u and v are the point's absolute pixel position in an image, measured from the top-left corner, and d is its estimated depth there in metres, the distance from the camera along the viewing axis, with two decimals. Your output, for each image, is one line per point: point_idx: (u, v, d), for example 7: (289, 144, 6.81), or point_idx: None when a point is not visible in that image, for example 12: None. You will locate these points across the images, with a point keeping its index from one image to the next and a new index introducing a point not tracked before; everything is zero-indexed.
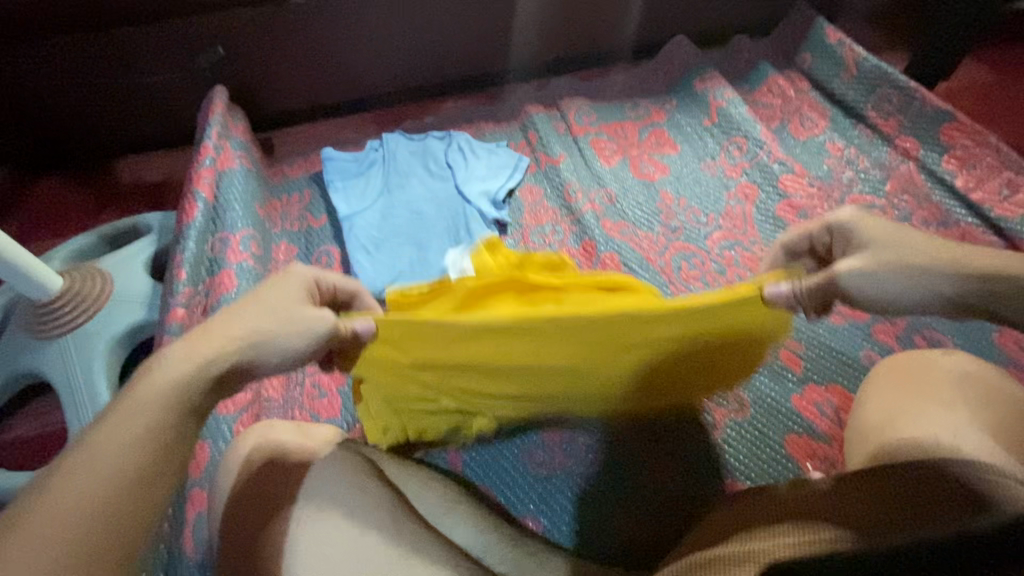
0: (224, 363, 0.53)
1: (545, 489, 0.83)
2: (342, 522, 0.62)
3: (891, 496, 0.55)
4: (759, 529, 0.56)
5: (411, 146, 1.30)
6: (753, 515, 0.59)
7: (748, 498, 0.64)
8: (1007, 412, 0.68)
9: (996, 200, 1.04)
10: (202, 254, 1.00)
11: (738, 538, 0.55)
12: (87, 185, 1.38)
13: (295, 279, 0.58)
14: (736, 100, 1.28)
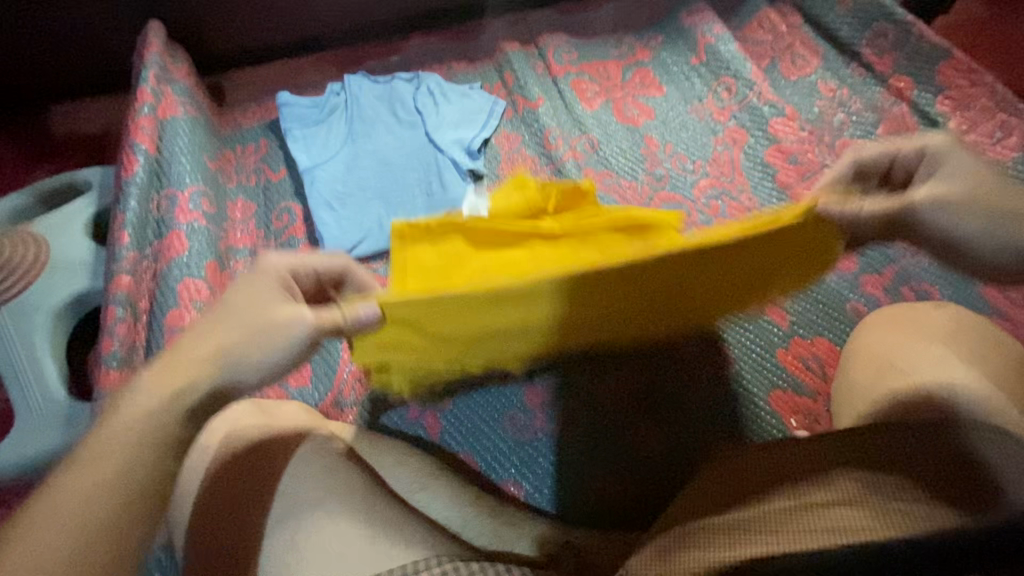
0: (201, 386, 0.57)
1: (527, 457, 0.80)
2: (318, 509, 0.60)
3: (888, 465, 0.53)
4: (762, 496, 0.55)
5: (376, 89, 1.19)
6: (751, 477, 0.58)
7: (744, 457, 0.63)
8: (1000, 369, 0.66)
9: (988, 143, 0.98)
10: (146, 215, 0.90)
11: (737, 504, 0.55)
12: (17, 139, 1.25)
13: (268, 274, 0.63)
14: (726, 36, 1.19)
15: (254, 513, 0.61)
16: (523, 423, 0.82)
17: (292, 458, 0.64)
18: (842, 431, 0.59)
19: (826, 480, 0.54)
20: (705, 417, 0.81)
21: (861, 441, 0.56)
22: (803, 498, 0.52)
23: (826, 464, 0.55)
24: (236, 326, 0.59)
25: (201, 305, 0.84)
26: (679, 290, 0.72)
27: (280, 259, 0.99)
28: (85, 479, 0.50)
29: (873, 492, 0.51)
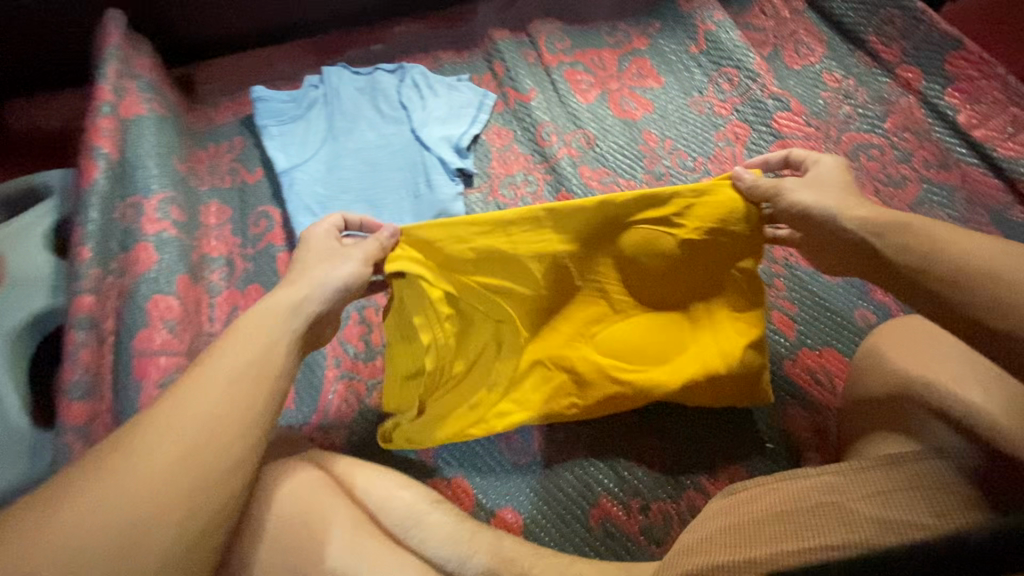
0: (239, 342, 0.60)
1: (520, 479, 0.74)
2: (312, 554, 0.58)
3: (894, 502, 0.53)
4: (772, 533, 0.53)
5: (357, 82, 1.12)
6: (757, 512, 0.57)
7: (746, 489, 0.61)
8: None
9: (999, 139, 0.93)
10: (110, 225, 0.83)
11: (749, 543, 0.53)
12: None
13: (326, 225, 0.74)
14: (727, 24, 1.13)
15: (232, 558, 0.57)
16: (519, 445, 0.77)
17: (267, 497, 0.60)
18: (844, 465, 0.58)
19: (835, 516, 0.53)
20: (712, 434, 0.76)
21: (865, 478, 0.56)
22: (821, 531, 0.52)
23: (833, 503, 0.54)
24: (292, 289, 0.65)
25: (173, 324, 0.79)
26: (673, 273, 0.73)
27: (259, 270, 0.94)
28: (140, 465, 0.49)
29: (887, 523, 0.50)
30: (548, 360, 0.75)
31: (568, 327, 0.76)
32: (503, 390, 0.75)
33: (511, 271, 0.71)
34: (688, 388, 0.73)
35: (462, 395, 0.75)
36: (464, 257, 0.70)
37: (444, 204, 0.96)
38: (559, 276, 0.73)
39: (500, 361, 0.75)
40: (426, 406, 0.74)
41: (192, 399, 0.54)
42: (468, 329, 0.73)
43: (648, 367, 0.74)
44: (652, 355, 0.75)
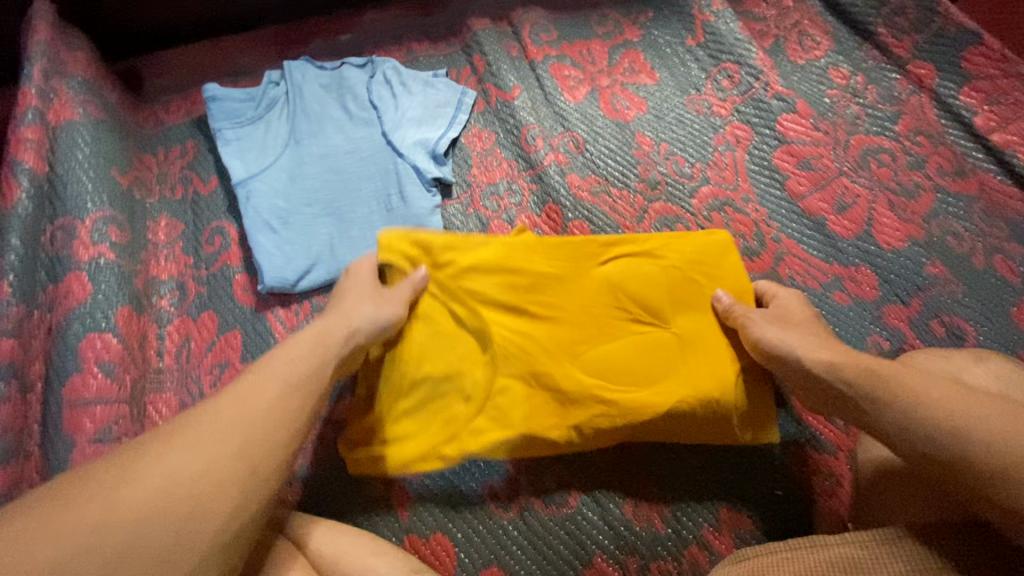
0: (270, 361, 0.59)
1: (506, 535, 0.67)
2: None
3: None
4: None
5: (321, 78, 1.01)
6: None
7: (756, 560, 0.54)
8: None
9: (1020, 144, 0.86)
10: (36, 252, 0.73)
11: None
12: None
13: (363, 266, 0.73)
14: (727, 13, 1.04)
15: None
16: (503, 496, 0.69)
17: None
18: (871, 536, 0.52)
19: None
20: (719, 479, 0.68)
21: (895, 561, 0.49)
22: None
23: None
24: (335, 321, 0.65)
25: (111, 366, 0.70)
26: (654, 290, 0.71)
27: (213, 295, 0.84)
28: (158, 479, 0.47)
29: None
30: (528, 375, 0.68)
31: (551, 342, 0.69)
32: (476, 404, 0.68)
33: (497, 279, 0.72)
34: (676, 419, 0.66)
35: (428, 408, 0.70)
36: (455, 266, 0.73)
37: (419, 219, 0.88)
38: (542, 284, 0.72)
39: (473, 374, 0.69)
40: (388, 420, 0.69)
41: (219, 430, 0.51)
42: (442, 335, 0.71)
43: (636, 389, 0.67)
44: (640, 376, 0.68)
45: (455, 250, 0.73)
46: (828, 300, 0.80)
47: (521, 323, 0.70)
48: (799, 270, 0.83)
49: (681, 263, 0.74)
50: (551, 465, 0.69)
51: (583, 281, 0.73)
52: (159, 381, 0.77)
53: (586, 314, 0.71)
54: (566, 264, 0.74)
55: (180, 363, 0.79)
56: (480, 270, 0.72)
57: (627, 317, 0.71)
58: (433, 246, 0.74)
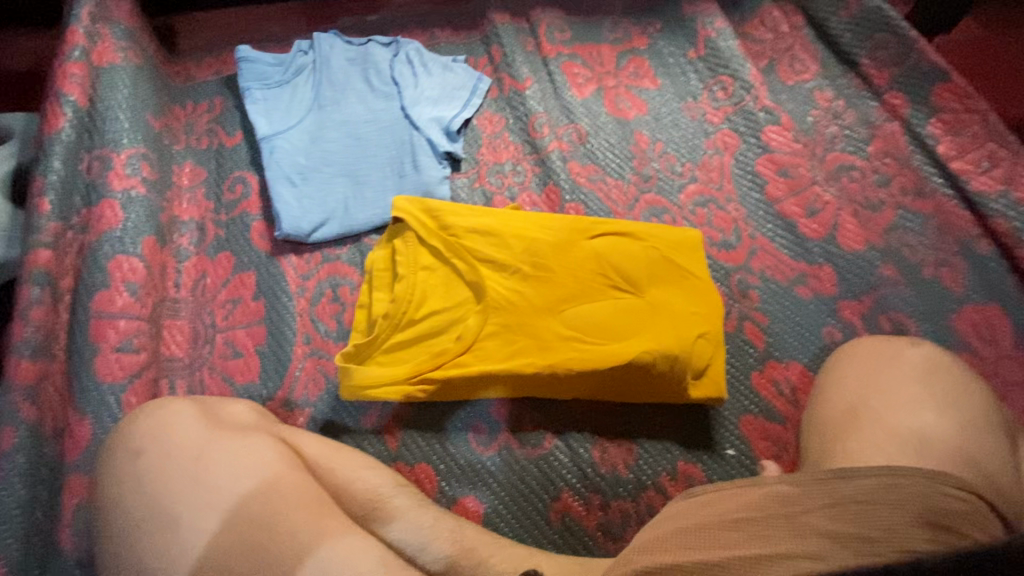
0: None
1: (484, 469, 0.74)
2: (260, 513, 0.54)
3: (849, 519, 0.52)
4: (713, 540, 0.54)
5: (348, 52, 1.08)
6: (699, 519, 0.57)
7: (698, 497, 0.61)
8: (989, 408, 0.63)
9: (975, 172, 0.94)
10: (73, 177, 0.79)
11: (686, 546, 0.53)
12: None
13: None
14: (727, 31, 1.13)
15: (162, 533, 0.52)
16: (486, 436, 0.76)
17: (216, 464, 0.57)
18: (810, 473, 0.58)
19: (780, 533, 0.52)
20: (679, 436, 0.76)
21: (823, 491, 0.55)
22: (772, 541, 0.52)
23: (783, 521, 0.54)
24: None
25: (135, 287, 0.77)
26: (633, 264, 0.81)
27: (231, 238, 0.90)
28: None
29: (836, 536, 0.50)
30: (512, 324, 0.77)
31: (540, 298, 0.78)
32: (465, 343, 0.75)
33: (494, 242, 0.82)
34: (643, 367, 0.73)
35: (421, 344, 0.77)
36: (459, 228, 0.83)
37: (429, 187, 0.95)
38: (538, 248, 0.82)
39: (466, 320, 0.78)
40: (377, 349, 0.76)
41: None
42: (440, 284, 0.80)
43: (606, 342, 0.75)
44: (611, 332, 0.76)
45: (459, 216, 0.84)
46: (794, 294, 0.88)
47: (514, 279, 0.80)
48: (770, 264, 0.91)
49: (659, 247, 0.83)
50: (529, 412, 0.77)
51: (573, 249, 0.82)
52: (174, 309, 0.83)
53: (570, 275, 0.80)
54: (556, 237, 0.83)
55: (195, 295, 0.85)
56: (480, 234, 0.83)
57: (608, 283, 0.80)
58: (435, 213, 0.84)
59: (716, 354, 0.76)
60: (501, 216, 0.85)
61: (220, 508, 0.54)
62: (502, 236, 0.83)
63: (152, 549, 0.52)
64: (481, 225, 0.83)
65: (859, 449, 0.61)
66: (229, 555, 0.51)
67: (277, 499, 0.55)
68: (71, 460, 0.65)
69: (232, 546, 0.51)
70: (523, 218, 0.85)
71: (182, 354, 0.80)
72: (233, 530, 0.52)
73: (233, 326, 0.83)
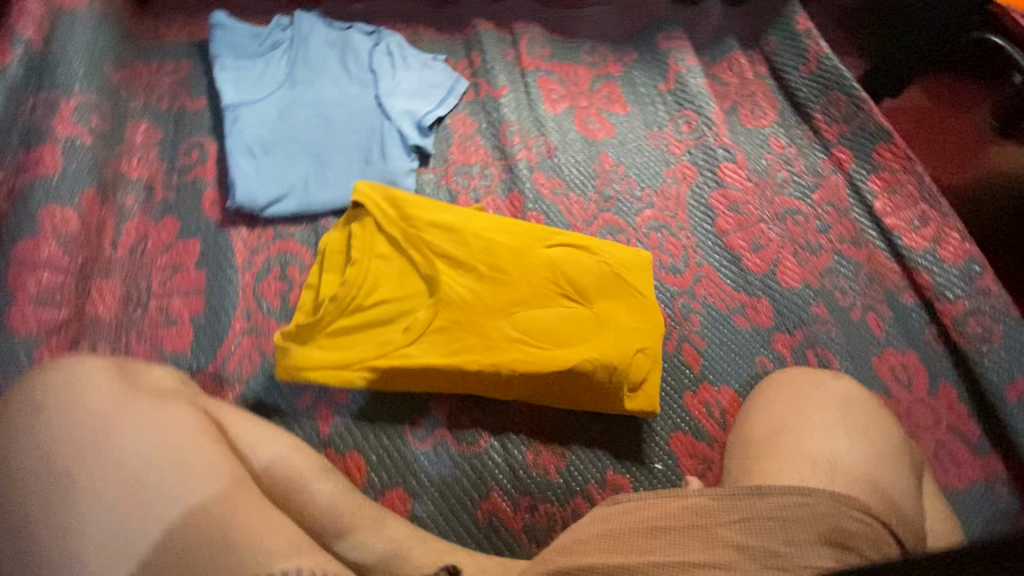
0: None
1: (416, 464, 0.73)
2: (167, 485, 0.51)
3: (759, 534, 0.53)
4: (629, 546, 0.54)
5: (328, 34, 1.08)
6: (619, 525, 0.57)
7: (621, 503, 0.61)
8: (896, 442, 0.67)
9: (905, 229, 1.02)
10: (12, 117, 0.77)
11: (603, 551, 0.54)
12: None
13: None
14: (697, 70, 1.20)
15: (55, 495, 0.49)
16: (422, 430, 0.75)
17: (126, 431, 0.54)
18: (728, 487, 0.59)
19: (693, 544, 0.54)
20: (611, 447, 0.78)
21: (738, 505, 0.56)
22: (683, 549, 0.53)
23: (697, 531, 0.55)
24: None
25: (66, 238, 0.73)
26: (585, 276, 0.83)
27: (180, 203, 0.87)
28: None
29: (743, 548, 0.52)
30: (461, 321, 0.76)
31: (492, 298, 0.79)
32: (412, 334, 0.75)
33: (452, 238, 0.82)
34: (583, 375, 0.74)
35: (367, 331, 0.76)
36: (419, 220, 0.82)
37: (394, 177, 0.95)
38: (495, 249, 0.83)
39: (416, 312, 0.77)
40: (320, 331, 0.75)
41: None
42: (393, 274, 0.80)
43: (551, 348, 0.76)
44: (557, 339, 0.77)
45: (421, 209, 0.83)
46: (733, 322, 0.93)
47: (468, 276, 0.80)
48: (714, 292, 0.95)
49: (611, 262, 0.86)
50: (468, 410, 0.77)
51: (529, 254, 0.83)
52: (107, 269, 0.79)
53: (524, 279, 0.81)
54: (514, 240, 0.84)
55: (132, 257, 0.81)
56: (439, 228, 0.83)
57: (559, 290, 0.81)
58: (396, 203, 0.83)
59: (654, 371, 0.79)
60: (462, 214, 0.85)
61: (124, 476, 0.50)
62: (461, 233, 0.83)
63: (43, 512, 0.48)
64: (441, 220, 0.83)
65: (774, 470, 0.64)
66: (129, 523, 0.48)
67: (187, 472, 0.52)
68: None
69: (133, 513, 0.48)
70: (485, 219, 0.85)
71: (109, 316, 0.76)
72: (136, 496, 0.49)
73: (169, 293, 0.79)
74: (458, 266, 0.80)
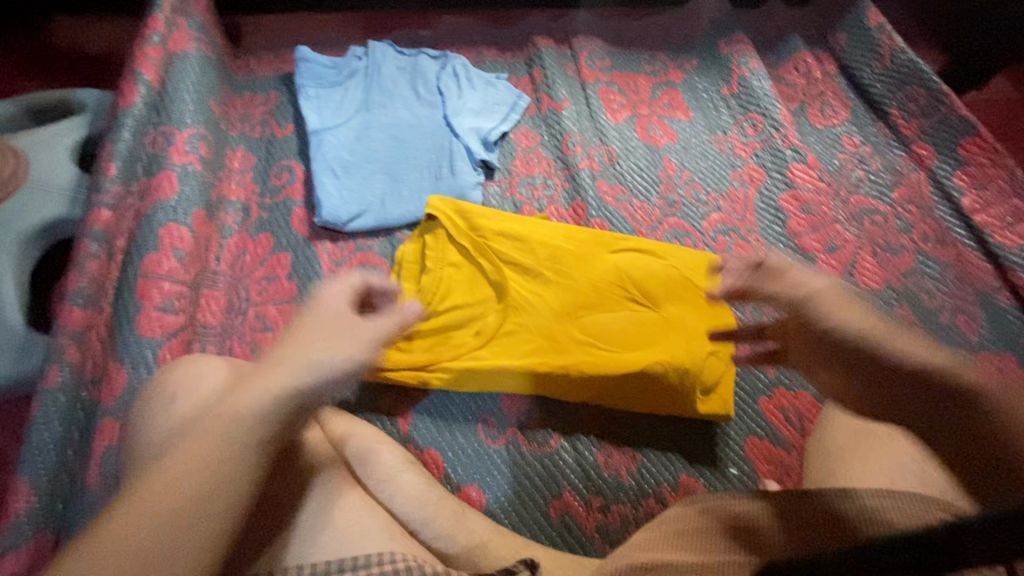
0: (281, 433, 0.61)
1: (490, 461, 0.76)
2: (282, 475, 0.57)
3: (844, 529, 0.51)
4: (708, 541, 0.55)
5: (399, 61, 1.15)
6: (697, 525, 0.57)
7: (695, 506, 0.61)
8: None
9: (998, 226, 0.95)
10: (138, 148, 0.86)
11: (685, 547, 0.54)
12: (31, 49, 1.22)
13: None
14: (761, 72, 1.18)
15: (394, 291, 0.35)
16: (496, 429, 0.78)
17: None
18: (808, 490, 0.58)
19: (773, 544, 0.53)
20: (684, 450, 0.77)
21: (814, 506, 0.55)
22: (735, 539, 0.54)
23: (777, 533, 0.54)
24: None
25: (182, 254, 0.81)
26: (653, 280, 0.83)
27: (273, 220, 0.95)
28: None
29: (794, 534, 0.53)
30: (531, 326, 0.80)
31: (559, 303, 0.81)
32: (483, 338, 0.79)
33: (520, 247, 0.85)
34: (653, 377, 0.75)
35: (441, 336, 0.80)
36: (489, 230, 0.86)
37: (463, 191, 0.99)
38: (561, 255, 0.85)
39: (486, 317, 0.81)
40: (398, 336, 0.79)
41: None
42: (465, 282, 0.84)
43: (619, 350, 0.78)
44: (624, 342, 0.78)
45: (490, 219, 0.87)
46: None
47: (538, 282, 0.83)
48: None
49: (681, 268, 0.85)
50: (538, 410, 0.79)
51: (595, 259, 0.85)
52: (213, 280, 0.88)
53: (590, 283, 0.83)
54: (581, 246, 0.86)
55: (234, 270, 0.90)
56: (509, 237, 0.86)
57: (626, 295, 0.82)
58: (467, 215, 0.87)
59: (725, 376, 0.78)
60: (530, 223, 0.88)
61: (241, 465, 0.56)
62: (529, 242, 0.86)
63: None
64: (510, 229, 0.86)
65: (859, 475, 0.62)
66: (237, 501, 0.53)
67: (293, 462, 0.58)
68: (105, 407, 0.68)
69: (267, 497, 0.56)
70: (551, 228, 0.88)
71: (215, 322, 0.84)
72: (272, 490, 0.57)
73: (266, 302, 0.87)
74: (526, 275, 0.83)
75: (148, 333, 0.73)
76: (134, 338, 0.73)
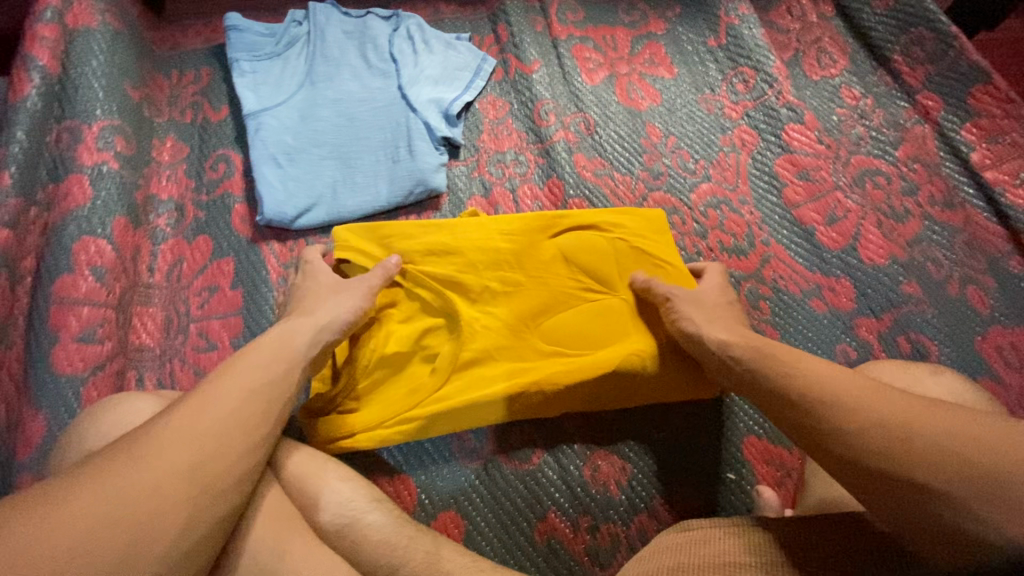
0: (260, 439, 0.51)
1: (467, 483, 0.70)
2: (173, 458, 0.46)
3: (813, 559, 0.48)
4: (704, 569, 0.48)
5: (345, 24, 1.01)
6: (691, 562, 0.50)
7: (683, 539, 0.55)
8: None
9: (1010, 183, 0.87)
10: (38, 150, 0.73)
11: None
12: None
13: None
14: (752, 18, 1.05)
15: None
16: (472, 447, 0.72)
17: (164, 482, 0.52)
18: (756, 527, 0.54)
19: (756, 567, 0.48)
20: (677, 457, 0.71)
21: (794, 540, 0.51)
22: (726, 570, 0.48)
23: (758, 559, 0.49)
24: None
25: (101, 272, 0.71)
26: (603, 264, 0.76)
27: (211, 221, 0.85)
28: None
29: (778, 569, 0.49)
30: (497, 350, 0.71)
31: (514, 314, 0.73)
32: (442, 375, 0.69)
33: (454, 262, 0.75)
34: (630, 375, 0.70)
35: (391, 384, 0.70)
36: (413, 253, 0.75)
37: (423, 174, 0.88)
38: (501, 262, 0.76)
39: (440, 348, 0.71)
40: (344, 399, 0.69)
41: None
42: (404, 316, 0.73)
43: (588, 350, 0.71)
44: (591, 339, 0.72)
45: (412, 239, 0.76)
46: (807, 306, 0.83)
47: (486, 298, 0.74)
48: (783, 274, 0.86)
49: (627, 236, 0.80)
50: (518, 426, 0.72)
51: (538, 255, 0.77)
52: (146, 296, 0.78)
53: (545, 287, 0.74)
54: (520, 242, 0.77)
55: (170, 282, 0.80)
56: (437, 256, 0.75)
57: (570, 277, 0.76)
58: (388, 240, 0.75)
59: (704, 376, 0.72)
60: (453, 229, 0.77)
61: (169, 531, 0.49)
62: (460, 253, 0.76)
63: None
64: (433, 242, 0.76)
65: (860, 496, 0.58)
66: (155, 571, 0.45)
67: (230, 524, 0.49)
68: (24, 459, 0.61)
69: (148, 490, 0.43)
70: (476, 224, 0.78)
71: (152, 344, 0.75)
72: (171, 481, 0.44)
73: (209, 316, 0.78)
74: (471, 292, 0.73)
75: (66, 369, 0.66)
76: (51, 376, 0.65)
